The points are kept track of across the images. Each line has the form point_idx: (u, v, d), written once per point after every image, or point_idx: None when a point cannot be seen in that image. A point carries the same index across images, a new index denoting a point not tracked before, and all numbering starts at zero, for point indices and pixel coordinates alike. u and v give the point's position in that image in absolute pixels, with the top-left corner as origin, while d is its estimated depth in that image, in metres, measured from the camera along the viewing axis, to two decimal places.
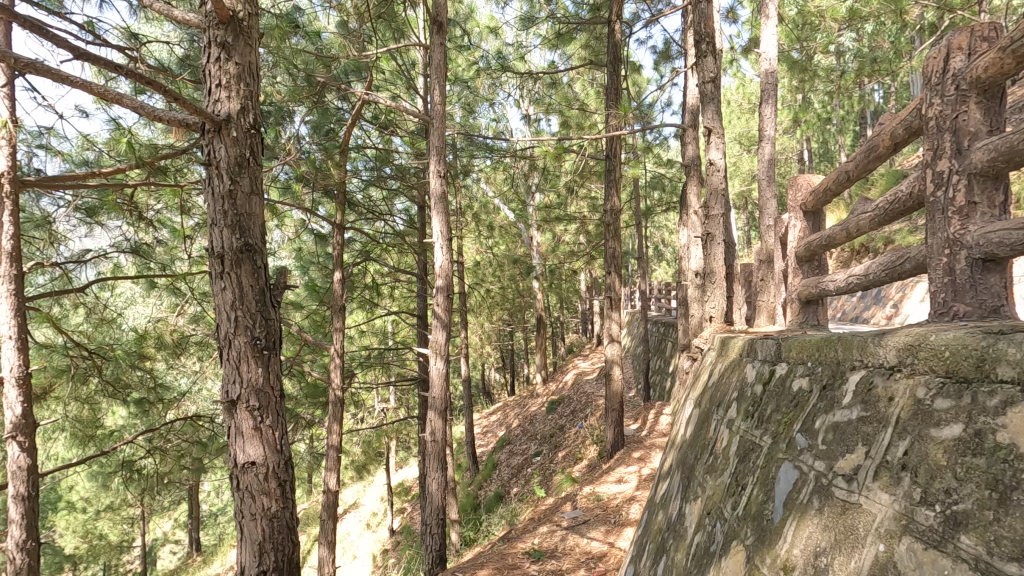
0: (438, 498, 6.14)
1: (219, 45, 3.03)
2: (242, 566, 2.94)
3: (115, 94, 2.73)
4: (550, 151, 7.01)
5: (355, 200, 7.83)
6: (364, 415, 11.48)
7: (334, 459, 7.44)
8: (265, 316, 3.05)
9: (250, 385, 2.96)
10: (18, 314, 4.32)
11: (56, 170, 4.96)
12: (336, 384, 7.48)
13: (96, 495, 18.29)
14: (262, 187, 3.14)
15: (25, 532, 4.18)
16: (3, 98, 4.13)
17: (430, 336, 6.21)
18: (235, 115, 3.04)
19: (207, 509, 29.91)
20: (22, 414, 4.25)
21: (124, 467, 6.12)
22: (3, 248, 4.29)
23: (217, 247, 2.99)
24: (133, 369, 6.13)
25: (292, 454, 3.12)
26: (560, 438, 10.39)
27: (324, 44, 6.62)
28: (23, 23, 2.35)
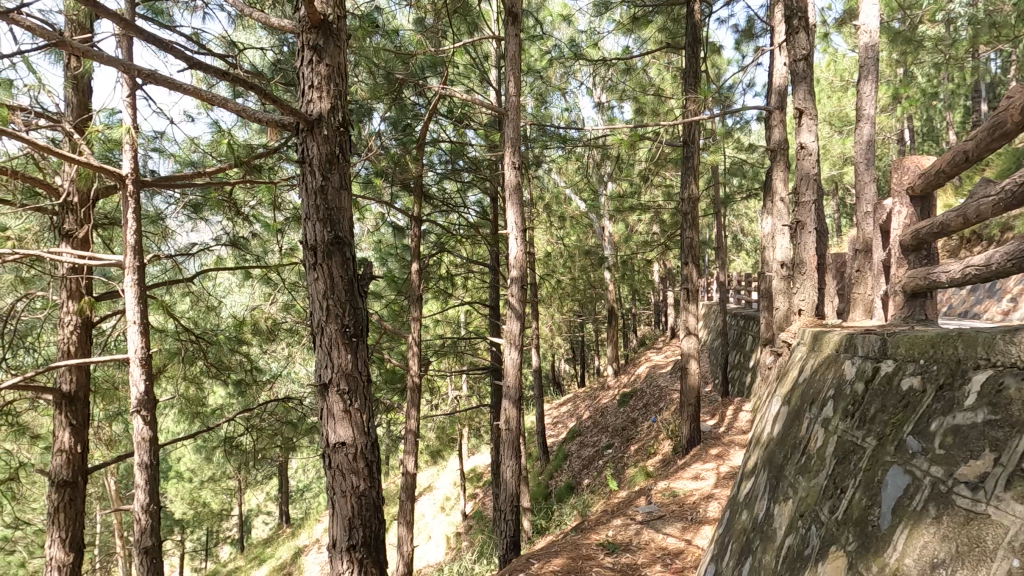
0: (512, 486, 6.23)
1: (312, 48, 3.20)
2: (333, 540, 3.12)
3: (220, 98, 2.95)
4: (625, 139, 6.86)
5: (430, 193, 8.05)
6: (438, 401, 11.85)
7: (412, 443, 7.74)
8: (354, 305, 3.20)
9: (341, 369, 3.13)
10: (140, 302, 4.79)
11: (168, 171, 5.46)
12: (414, 372, 7.76)
13: (201, 466, 20.10)
14: (351, 182, 3.29)
15: (148, 496, 4.66)
16: (126, 106, 4.56)
17: (505, 326, 6.29)
18: (325, 115, 3.21)
19: (295, 485, 32.14)
20: (145, 390, 4.73)
21: (225, 443, 6.66)
22: (127, 242, 4.77)
23: (310, 240, 3.17)
24: (233, 353, 6.66)
25: (379, 437, 3.27)
26: (632, 431, 10.24)
27: (402, 42, 6.81)
28: (147, 37, 2.58)
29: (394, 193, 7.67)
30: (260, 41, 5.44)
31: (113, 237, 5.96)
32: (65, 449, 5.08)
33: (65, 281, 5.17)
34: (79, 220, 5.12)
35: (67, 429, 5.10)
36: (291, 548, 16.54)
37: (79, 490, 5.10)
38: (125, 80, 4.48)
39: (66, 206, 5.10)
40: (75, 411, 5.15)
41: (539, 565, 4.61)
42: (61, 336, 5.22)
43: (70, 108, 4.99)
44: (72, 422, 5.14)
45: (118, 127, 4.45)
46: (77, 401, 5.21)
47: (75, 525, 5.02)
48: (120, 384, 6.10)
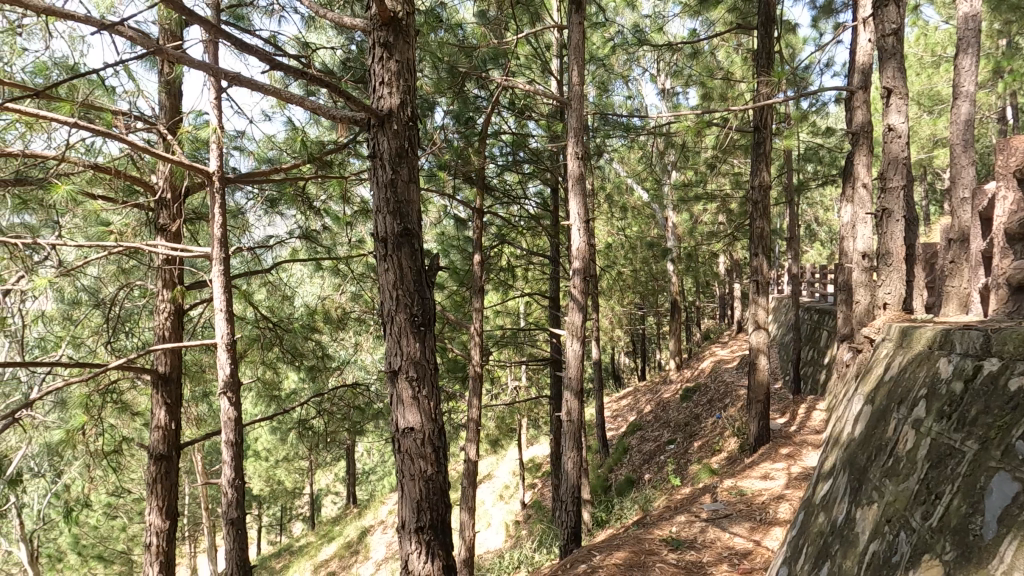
0: (573, 477, 6.24)
1: (382, 45, 3.29)
2: (402, 521, 3.23)
3: (297, 96, 3.09)
4: (692, 126, 6.64)
5: (491, 185, 8.10)
6: (498, 391, 12.00)
7: (473, 431, 7.87)
8: (422, 295, 3.29)
9: (409, 357, 3.23)
10: (226, 291, 5.14)
11: (247, 169, 5.78)
12: (475, 361, 7.88)
13: (277, 446, 21.38)
14: (419, 175, 3.37)
15: (234, 472, 5.01)
16: (212, 107, 4.86)
17: (566, 317, 6.27)
18: (395, 110, 3.30)
19: (361, 467, 33.51)
20: (230, 373, 5.08)
21: (299, 425, 7.03)
22: (214, 235, 5.11)
23: (381, 232, 3.28)
24: (306, 340, 7.03)
25: (445, 424, 3.36)
26: (695, 427, 9.97)
27: (465, 35, 6.88)
28: (232, 39, 2.74)
29: (456, 185, 7.78)
30: (330, 40, 5.64)
31: (199, 229, 6.38)
32: (161, 425, 5.54)
33: (161, 270, 5.62)
34: (172, 214, 5.60)
35: (163, 407, 5.56)
36: (358, 527, 17.27)
37: (173, 464, 5.56)
38: (211, 83, 4.77)
39: (160, 201, 5.55)
40: (169, 391, 5.61)
41: (601, 557, 4.58)
42: (157, 321, 5.69)
43: (161, 111, 5.37)
44: (167, 400, 5.59)
45: (206, 128, 4.76)
46: (171, 382, 5.65)
47: (170, 496, 5.49)
48: (207, 367, 6.57)
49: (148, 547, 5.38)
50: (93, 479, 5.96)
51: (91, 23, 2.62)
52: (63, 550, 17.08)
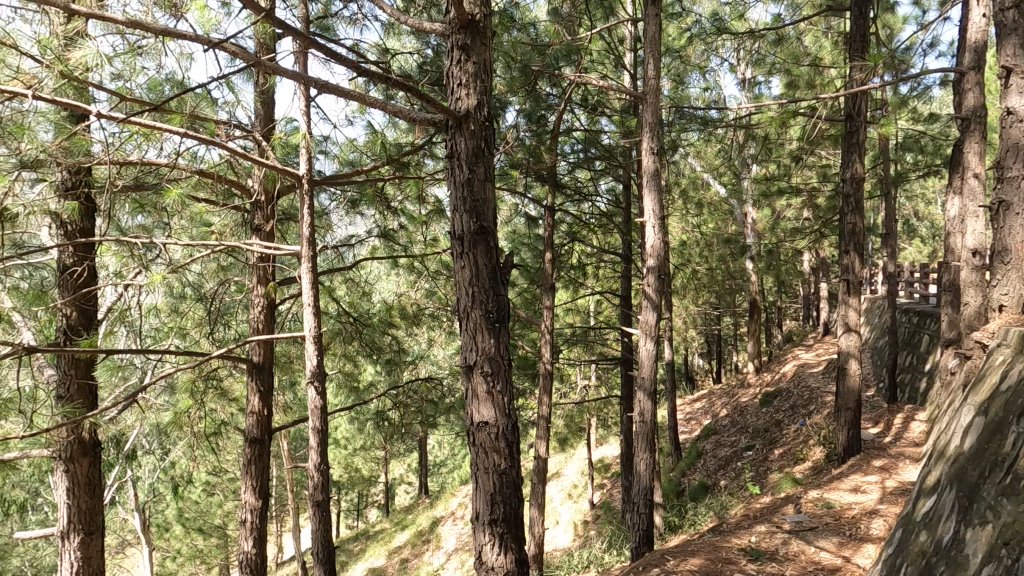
0: (646, 479, 6.10)
1: (460, 47, 3.38)
2: (476, 513, 3.31)
3: (379, 99, 3.22)
4: (776, 116, 6.30)
5: (562, 183, 8.06)
6: (568, 389, 11.96)
7: (544, 428, 7.87)
8: (496, 292, 3.34)
9: (484, 352, 3.29)
10: (313, 287, 5.45)
11: (331, 171, 6.09)
12: (546, 359, 7.89)
13: (354, 435, 22.46)
14: (495, 173, 3.43)
15: (319, 457, 5.32)
16: (301, 114, 5.17)
17: (640, 316, 6.15)
18: (472, 111, 3.37)
19: (433, 460, 34.51)
20: (316, 364, 5.39)
21: (376, 416, 7.34)
22: (304, 234, 5.44)
23: (458, 230, 3.37)
24: (384, 334, 7.32)
25: (519, 419, 3.39)
26: (776, 434, 9.47)
27: (538, 34, 6.90)
28: (319, 47, 2.90)
29: (528, 183, 7.82)
30: (407, 44, 5.84)
31: (288, 229, 6.82)
32: (255, 410, 5.97)
33: (255, 268, 6.05)
34: (266, 215, 6.03)
35: (256, 394, 6.00)
36: (430, 517, 17.79)
37: (265, 447, 5.99)
38: (301, 92, 5.07)
39: (255, 203, 5.97)
40: (262, 379, 6.04)
41: (675, 563, 4.46)
42: (252, 315, 6.13)
43: (256, 120, 5.77)
44: (260, 388, 6.03)
45: (296, 133, 5.08)
46: (264, 371, 6.07)
47: (262, 477, 5.91)
48: (295, 358, 6.99)
49: (243, 523, 5.83)
50: (197, 458, 6.52)
51: (201, 41, 2.87)
52: (170, 522, 18.87)
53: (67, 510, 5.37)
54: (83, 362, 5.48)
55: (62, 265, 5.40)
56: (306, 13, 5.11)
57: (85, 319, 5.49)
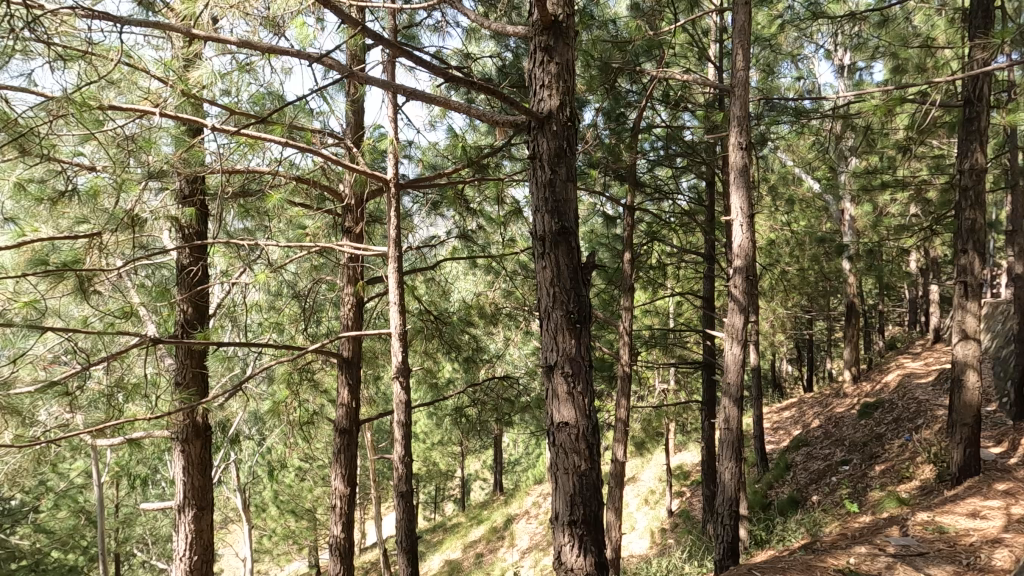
0: (731, 489, 5.83)
1: (543, 49, 3.40)
2: (556, 513, 3.30)
3: (464, 103, 3.29)
4: (881, 104, 5.81)
5: (642, 181, 7.89)
6: (645, 392, 11.67)
7: (621, 432, 7.71)
8: (578, 292, 3.32)
9: (565, 353, 3.28)
10: (399, 287, 5.69)
11: (414, 174, 6.32)
12: (624, 361, 7.75)
13: (433, 430, 23.15)
14: (577, 174, 3.41)
15: (404, 450, 5.54)
16: (389, 121, 5.41)
17: (725, 318, 5.89)
18: (555, 111, 3.37)
19: (508, 457, 34.94)
20: (401, 360, 5.61)
21: (455, 412, 7.54)
22: (390, 236, 5.69)
23: (540, 231, 3.39)
24: (463, 333, 7.50)
25: (599, 421, 3.35)
26: (877, 448, 8.73)
27: (618, 30, 6.77)
28: (407, 55, 3.01)
29: (607, 183, 7.71)
30: (487, 48, 5.95)
31: (375, 231, 7.15)
32: (344, 402, 6.32)
33: (346, 268, 6.42)
34: (355, 218, 6.38)
35: (346, 386, 6.35)
36: (504, 514, 18.01)
37: (354, 437, 6.32)
38: (388, 99, 5.31)
39: (346, 207, 6.33)
40: (352, 373, 6.38)
41: None
42: (343, 312, 6.49)
43: (347, 128, 6.11)
44: (349, 381, 6.37)
45: (384, 139, 5.31)
46: (353, 366, 6.41)
47: (350, 466, 6.25)
48: (380, 354, 7.32)
49: (334, 508, 6.19)
50: (292, 445, 6.99)
51: (302, 56, 3.08)
52: (266, 503, 20.36)
53: (183, 486, 5.92)
54: (197, 354, 6.09)
55: (181, 265, 5.99)
56: (393, 23, 5.33)
57: (199, 315, 6.13)
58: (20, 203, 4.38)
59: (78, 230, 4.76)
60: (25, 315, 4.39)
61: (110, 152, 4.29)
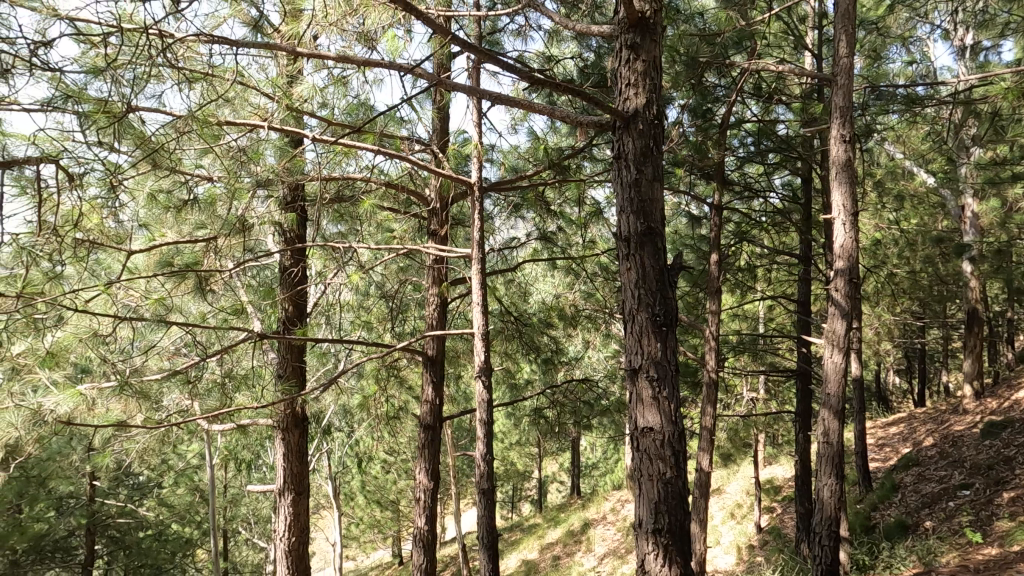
0: (830, 507, 5.41)
1: (630, 47, 3.34)
2: (639, 520, 3.21)
3: (548, 104, 3.30)
4: (1014, 88, 5.16)
5: (731, 179, 7.54)
6: (732, 400, 11.11)
7: (707, 440, 7.39)
8: (665, 295, 3.23)
9: (650, 356, 3.20)
10: (482, 287, 5.80)
11: (496, 177, 6.42)
12: (710, 367, 7.42)
13: (511, 430, 23.39)
14: (663, 173, 3.33)
15: (485, 448, 5.65)
16: (473, 125, 5.54)
17: (825, 324, 5.49)
18: (641, 110, 3.30)
19: (585, 461, 34.56)
20: (484, 360, 5.72)
21: (534, 413, 7.57)
22: (474, 237, 5.81)
23: (624, 231, 3.33)
24: (543, 334, 7.52)
25: (687, 427, 3.24)
26: (1005, 473, 7.77)
27: (706, 23, 6.51)
28: (492, 59, 3.06)
29: (692, 181, 7.44)
30: (569, 49, 5.94)
31: (458, 233, 7.34)
32: (428, 399, 6.53)
33: (431, 269, 6.66)
34: (441, 221, 6.60)
35: (430, 384, 6.56)
36: (581, 519, 17.85)
37: (437, 434, 6.52)
38: (472, 105, 5.45)
39: (432, 210, 6.55)
40: (435, 371, 6.58)
41: None
42: (428, 312, 6.72)
43: (433, 134, 6.33)
44: (433, 379, 6.59)
45: (468, 144, 5.45)
46: (437, 364, 6.62)
47: (434, 461, 6.45)
48: (462, 353, 7.50)
49: (418, 501, 6.42)
50: (379, 438, 7.33)
51: (394, 68, 3.23)
52: (354, 491, 21.48)
53: (284, 472, 6.39)
54: (296, 349, 6.51)
55: (283, 266, 6.45)
56: (478, 31, 5.45)
57: (298, 312, 6.55)
58: (152, 210, 4.92)
59: (198, 234, 5.26)
60: (153, 310, 4.96)
61: (225, 164, 4.70)
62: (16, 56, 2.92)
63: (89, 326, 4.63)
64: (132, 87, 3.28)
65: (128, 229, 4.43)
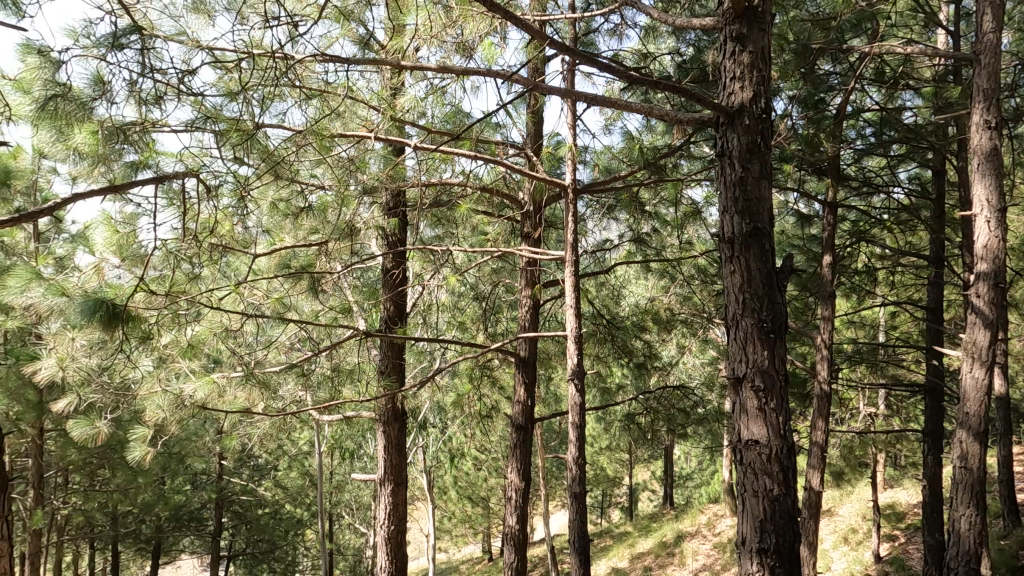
0: (969, 542, 4.79)
1: (735, 38, 3.18)
2: (742, 537, 3.03)
3: (645, 103, 3.20)
4: None
5: (846, 174, 6.94)
6: (846, 414, 10.19)
7: (817, 457, 6.83)
8: (773, 300, 3.04)
9: (756, 365, 3.01)
10: (575, 290, 5.77)
11: (589, 179, 6.37)
12: (822, 378, 6.85)
13: (601, 434, 23.06)
14: (772, 170, 3.13)
15: (577, 451, 5.62)
16: (567, 128, 5.54)
17: (964, 335, 4.88)
18: (747, 104, 3.13)
19: (679, 471, 33.26)
20: (576, 362, 5.68)
21: (626, 419, 7.42)
22: (568, 239, 5.79)
23: (728, 232, 3.16)
24: (636, 339, 7.35)
25: (796, 442, 3.01)
26: None
27: (820, 7, 6.05)
28: (588, 60, 3.02)
29: (802, 178, 6.93)
30: (665, 45, 5.77)
31: (550, 235, 7.36)
32: (520, 399, 6.61)
33: (524, 271, 6.73)
34: (534, 224, 6.67)
35: (522, 384, 6.63)
36: (674, 530, 17.21)
37: (528, 434, 6.58)
38: (566, 106, 5.45)
39: (525, 213, 6.62)
40: (527, 371, 6.65)
41: None
42: (520, 314, 6.79)
43: (527, 137, 6.42)
44: (526, 379, 6.65)
45: (562, 146, 5.46)
46: (529, 364, 6.68)
47: (525, 461, 6.51)
48: (553, 355, 7.51)
49: (509, 500, 6.51)
50: (473, 436, 7.53)
51: (491, 75, 3.29)
52: (446, 486, 22.23)
53: (384, 463, 6.75)
54: (396, 346, 6.85)
55: (386, 268, 6.81)
56: (573, 32, 5.45)
57: (398, 312, 6.86)
58: (273, 217, 5.40)
59: (312, 239, 5.70)
60: (274, 308, 5.46)
61: (336, 174, 5.04)
62: (168, 84, 3.36)
63: (221, 323, 5.26)
64: (259, 107, 3.63)
65: (253, 235, 4.97)
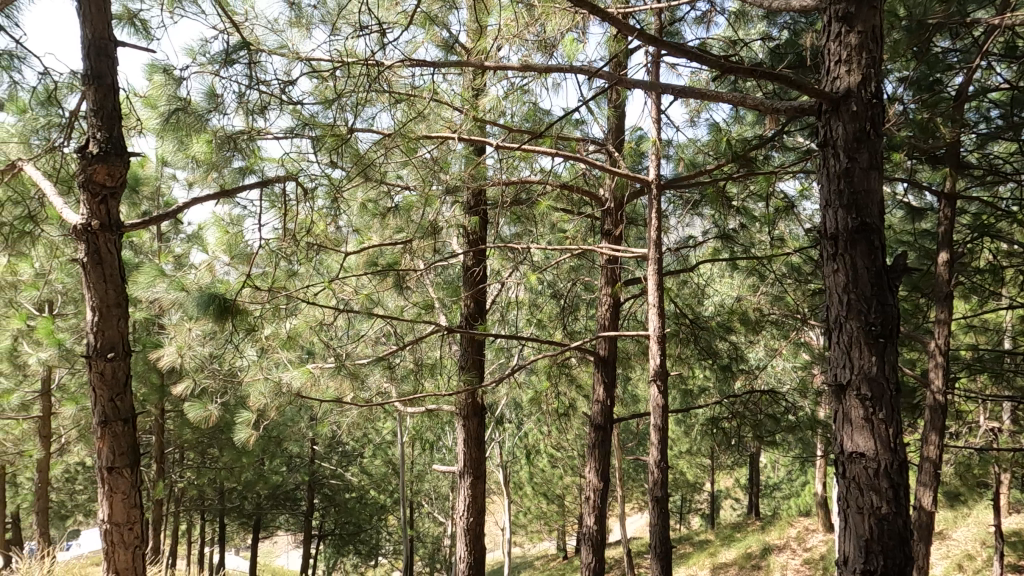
0: None
1: (841, 18, 2.94)
2: (845, 556, 2.81)
3: (737, 91, 3.04)
4: None
5: (967, 162, 6.24)
6: (964, 428, 9.19)
7: (929, 473, 6.22)
8: (882, 301, 2.79)
9: (862, 372, 2.79)
10: (658, 288, 5.60)
11: (673, 174, 6.16)
12: (935, 387, 6.22)
13: (681, 438, 22.33)
14: (883, 160, 2.87)
15: (659, 455, 5.47)
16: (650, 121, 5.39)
17: None
18: (854, 89, 2.89)
19: (766, 480, 31.51)
20: (658, 362, 5.52)
21: (710, 423, 7.12)
22: (651, 236, 5.62)
23: (830, 228, 2.95)
24: (721, 340, 7.02)
25: (909, 457, 2.75)
26: None
27: None
28: (676, 50, 2.91)
29: (913, 167, 6.31)
30: (757, 31, 5.47)
31: (631, 232, 7.18)
32: (599, 399, 6.52)
33: (604, 269, 6.62)
34: (614, 220, 6.54)
35: (601, 384, 6.54)
36: (760, 542, 16.34)
37: (607, 435, 6.48)
38: (650, 99, 5.30)
39: (605, 210, 6.52)
40: (606, 371, 6.55)
41: None
42: (599, 312, 6.69)
43: (608, 133, 6.31)
44: (605, 379, 6.55)
45: (645, 141, 5.31)
46: (608, 364, 6.58)
47: (604, 461, 6.43)
48: (633, 355, 7.34)
49: (587, 500, 6.45)
50: (550, 433, 7.53)
51: (573, 71, 3.25)
52: (522, 481, 22.43)
53: (463, 455, 6.91)
54: (475, 342, 6.99)
55: (466, 266, 6.93)
56: (657, 23, 5.29)
57: (478, 308, 6.91)
58: (362, 217, 5.65)
59: (397, 237, 5.92)
60: (362, 303, 5.73)
61: (420, 174, 5.21)
62: (272, 94, 3.59)
63: (315, 317, 5.59)
64: (352, 114, 3.82)
65: (344, 234, 5.23)
